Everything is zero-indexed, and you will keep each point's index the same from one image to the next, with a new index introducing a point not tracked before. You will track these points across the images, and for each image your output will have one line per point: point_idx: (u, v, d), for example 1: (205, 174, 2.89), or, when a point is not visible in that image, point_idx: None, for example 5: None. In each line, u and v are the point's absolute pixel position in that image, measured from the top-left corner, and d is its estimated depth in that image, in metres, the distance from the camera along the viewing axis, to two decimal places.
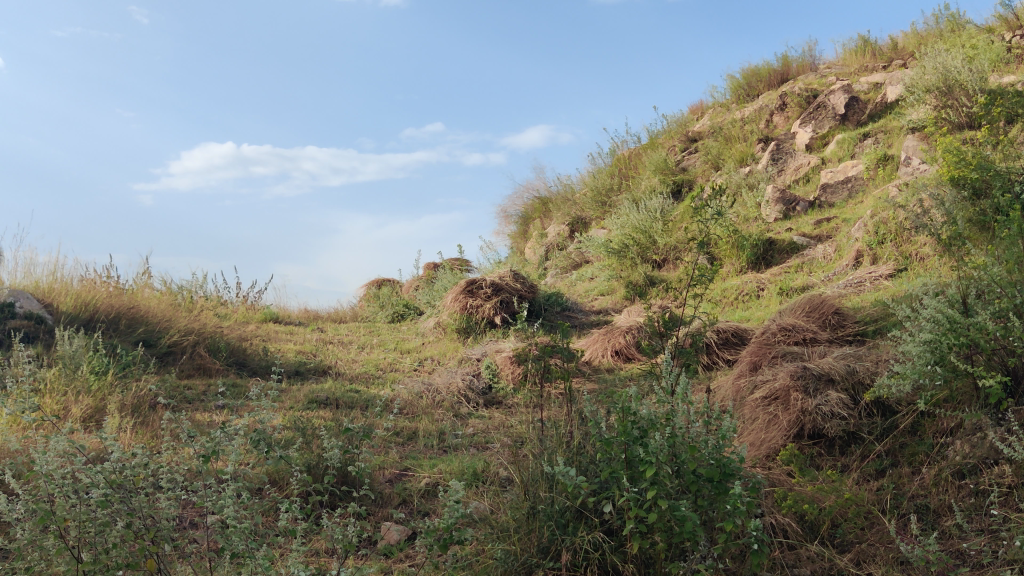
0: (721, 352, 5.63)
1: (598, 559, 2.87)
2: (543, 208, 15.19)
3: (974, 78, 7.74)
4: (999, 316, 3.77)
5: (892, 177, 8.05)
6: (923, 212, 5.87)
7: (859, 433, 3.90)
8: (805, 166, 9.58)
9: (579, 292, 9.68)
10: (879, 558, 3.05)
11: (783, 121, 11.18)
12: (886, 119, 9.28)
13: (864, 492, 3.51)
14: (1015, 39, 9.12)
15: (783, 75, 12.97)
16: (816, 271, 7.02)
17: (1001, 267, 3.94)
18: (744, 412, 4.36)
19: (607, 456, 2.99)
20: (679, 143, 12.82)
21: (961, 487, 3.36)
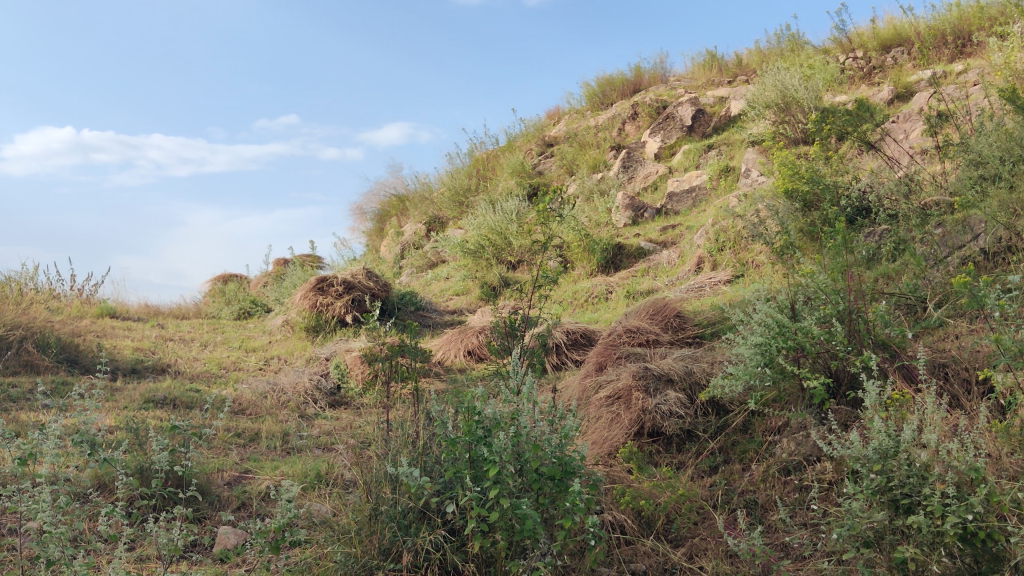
0: (570, 352, 5.72)
1: (439, 559, 2.86)
2: (400, 206, 15.08)
3: (809, 96, 8.18)
4: (824, 321, 4.00)
5: (733, 187, 8.42)
6: (761, 222, 6.15)
7: (695, 431, 4.06)
8: (654, 175, 9.89)
9: (433, 291, 9.66)
10: (710, 551, 3.18)
11: (635, 129, 11.52)
12: (730, 132, 9.69)
13: (697, 489, 3.65)
14: (847, 61, 9.71)
15: (636, 85, 13.36)
16: (660, 276, 7.24)
17: (828, 275, 4.18)
18: (588, 411, 4.45)
19: (452, 457, 2.98)
20: (535, 146, 13.00)
21: (786, 482, 3.54)
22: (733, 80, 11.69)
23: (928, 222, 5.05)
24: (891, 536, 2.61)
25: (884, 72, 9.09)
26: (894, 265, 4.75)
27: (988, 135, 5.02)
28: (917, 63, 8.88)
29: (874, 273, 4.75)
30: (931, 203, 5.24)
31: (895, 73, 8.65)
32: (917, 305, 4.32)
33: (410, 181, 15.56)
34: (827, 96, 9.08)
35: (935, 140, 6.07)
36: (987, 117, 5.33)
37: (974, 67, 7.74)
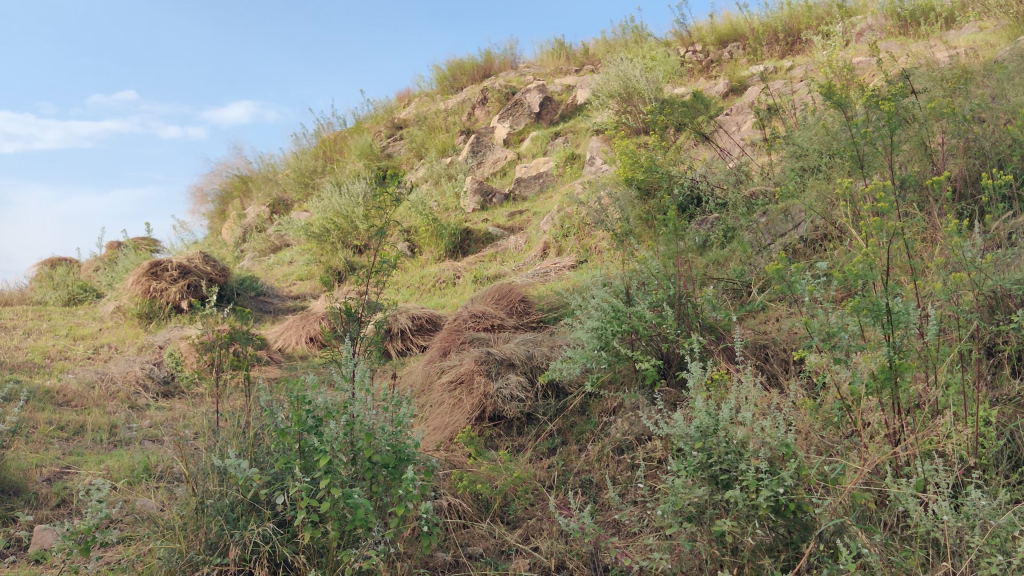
0: (415, 338, 5.64)
1: (268, 552, 2.79)
2: (244, 188, 14.60)
3: (650, 87, 8.41)
4: (655, 306, 4.16)
5: (578, 175, 8.58)
6: (602, 210, 6.28)
7: (535, 414, 4.11)
8: (503, 160, 9.95)
9: (276, 276, 9.41)
10: (545, 531, 3.23)
11: (484, 115, 11.54)
12: (575, 121, 9.86)
13: (534, 470, 3.70)
14: (688, 54, 10.04)
15: (486, 70, 13.42)
16: (507, 261, 7.28)
17: (659, 261, 4.33)
18: (430, 397, 4.44)
19: (282, 447, 2.91)
20: (385, 129, 12.87)
21: (620, 461, 3.64)
22: (580, 69, 11.89)
23: (757, 211, 5.29)
24: (711, 511, 2.71)
25: (721, 65, 9.45)
26: (723, 252, 4.95)
27: (809, 129, 5.31)
28: (751, 59, 9.27)
29: (706, 259, 4.93)
30: (757, 192, 5.56)
31: (730, 66, 9.01)
32: (742, 289, 4.56)
33: (254, 162, 15.09)
34: (667, 87, 9.38)
35: (764, 133, 6.36)
36: (810, 112, 5.62)
37: (802, 63, 8.12)
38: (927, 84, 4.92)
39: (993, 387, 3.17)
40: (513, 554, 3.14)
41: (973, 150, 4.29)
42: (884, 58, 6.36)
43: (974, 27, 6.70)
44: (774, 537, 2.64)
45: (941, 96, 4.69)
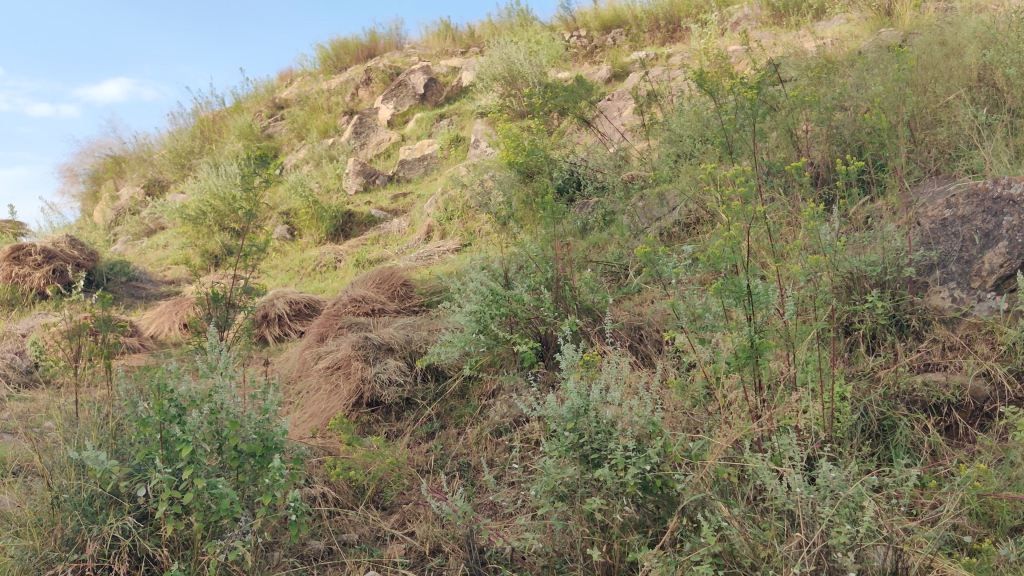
0: (292, 323, 5.50)
1: (128, 546, 2.69)
2: (117, 168, 13.99)
3: (533, 71, 8.42)
4: (534, 289, 4.12)
5: (462, 158, 8.54)
6: (485, 193, 6.26)
7: (414, 399, 4.04)
8: (386, 142, 9.81)
9: (150, 260, 9.07)
10: (420, 516, 3.20)
11: (368, 95, 11.36)
12: (460, 103, 9.79)
13: (411, 455, 3.66)
14: (572, 39, 10.09)
15: (370, 50, 13.20)
16: (390, 245, 7.19)
17: (538, 244, 4.35)
18: (306, 383, 4.35)
19: (143, 437, 2.81)
20: (266, 109, 12.55)
21: (498, 444, 3.64)
22: (465, 51, 11.81)
23: (634, 195, 5.37)
24: (582, 490, 2.72)
25: (604, 51, 9.49)
26: (602, 236, 5.02)
27: (684, 115, 5.41)
28: (632, 45, 9.36)
29: (585, 242, 4.98)
30: (633, 176, 5.64)
31: (613, 52, 9.09)
32: (620, 272, 4.63)
33: (127, 142, 14.48)
34: (551, 71, 9.40)
35: (643, 118, 6.44)
36: (686, 97, 5.71)
37: (682, 50, 8.23)
38: (794, 73, 5.07)
39: (850, 364, 3.30)
40: (388, 540, 3.12)
41: (836, 137, 4.43)
42: (758, 46, 6.52)
43: (843, 18, 6.92)
44: (643, 514, 2.67)
45: (807, 85, 4.84)
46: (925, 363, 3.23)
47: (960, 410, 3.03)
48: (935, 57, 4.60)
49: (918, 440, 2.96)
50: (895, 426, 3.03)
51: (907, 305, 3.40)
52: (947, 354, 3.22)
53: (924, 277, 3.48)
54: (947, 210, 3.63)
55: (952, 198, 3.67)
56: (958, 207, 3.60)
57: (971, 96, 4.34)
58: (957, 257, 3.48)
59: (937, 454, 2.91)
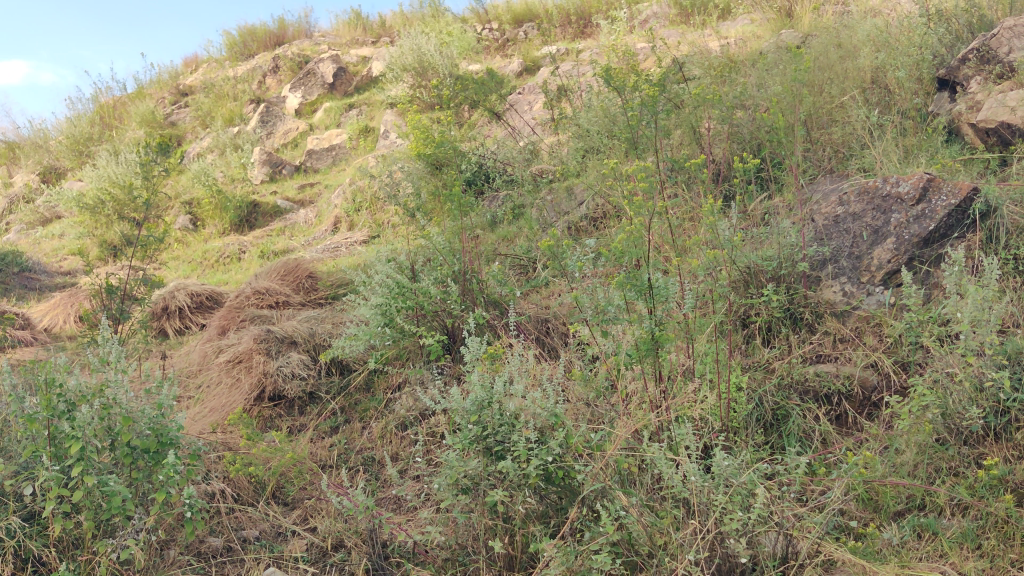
0: (194, 315, 5.37)
1: (14, 547, 2.60)
2: (11, 155, 13.41)
3: (444, 62, 8.37)
4: (441, 282, 4.12)
5: (371, 149, 8.44)
6: (393, 184, 6.21)
7: (317, 392, 4.01)
8: (294, 131, 9.64)
9: (44, 250, 8.73)
10: (322, 512, 3.16)
11: (275, 83, 11.14)
12: (370, 93, 9.67)
13: (313, 450, 3.61)
14: (484, 31, 10.06)
15: (279, 38, 12.95)
16: (296, 236, 7.07)
17: (444, 237, 4.32)
18: (206, 377, 4.25)
19: (30, 433, 2.71)
20: (169, 95, 12.20)
21: (403, 437, 3.62)
22: (376, 41, 11.68)
23: (543, 188, 5.39)
24: (485, 482, 2.68)
25: (516, 44, 9.50)
26: (511, 229, 5.04)
27: (591, 109, 5.45)
28: (543, 39, 9.38)
29: (494, 236, 4.98)
30: (541, 169, 5.65)
31: (524, 46, 9.11)
32: (529, 265, 4.64)
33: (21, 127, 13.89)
34: (462, 63, 9.36)
35: (553, 112, 6.47)
36: (593, 92, 5.75)
37: (592, 45, 8.29)
38: (699, 71, 5.17)
39: (746, 356, 3.40)
40: (289, 535, 3.08)
41: (738, 135, 4.52)
42: (665, 44, 6.62)
43: (747, 18, 7.06)
44: (545, 504, 2.68)
45: (710, 83, 4.93)
46: (817, 354, 3.35)
47: (849, 399, 3.14)
48: (831, 58, 4.73)
49: (810, 428, 3.07)
50: (788, 415, 3.14)
51: (801, 299, 3.51)
52: (838, 346, 3.34)
53: (818, 271, 3.59)
54: (840, 207, 3.76)
55: (844, 196, 3.80)
56: (850, 204, 3.74)
57: (865, 98, 4.50)
58: (848, 252, 3.58)
59: (827, 442, 3.02)
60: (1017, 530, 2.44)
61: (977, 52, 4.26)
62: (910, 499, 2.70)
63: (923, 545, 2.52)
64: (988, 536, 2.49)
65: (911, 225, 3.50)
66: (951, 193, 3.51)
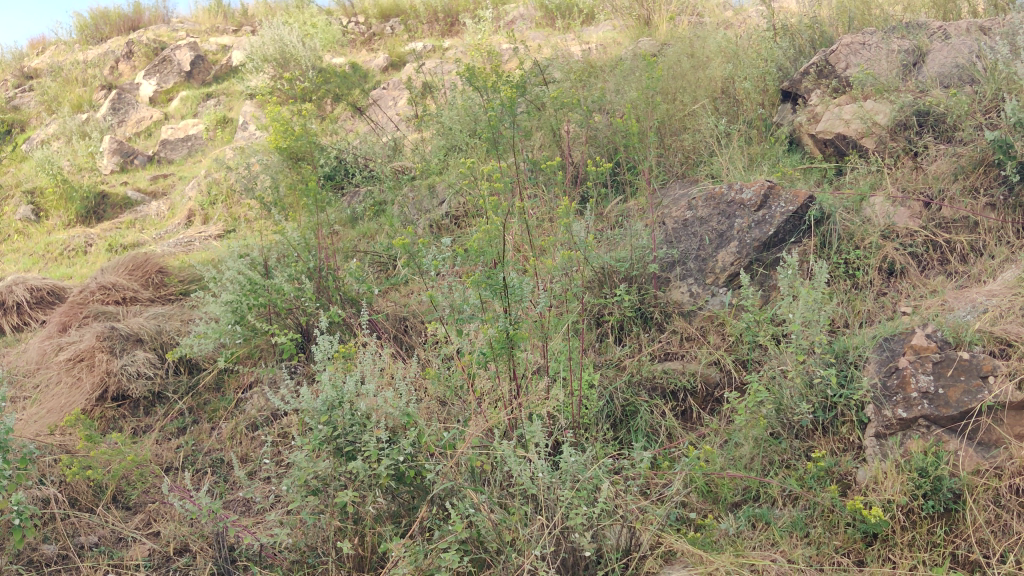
0: (33, 311, 5.08)
1: None
2: None
3: (307, 54, 8.20)
4: (295, 279, 3.98)
5: (229, 140, 8.21)
6: (250, 177, 6.05)
7: (164, 392, 3.87)
8: (148, 120, 9.26)
9: None
10: (166, 516, 3.07)
11: (129, 69, 10.67)
12: (229, 83, 9.38)
13: (158, 452, 3.49)
14: (350, 24, 9.91)
15: (134, 23, 12.42)
16: (147, 229, 6.79)
17: (299, 233, 4.22)
18: (44, 376, 4.03)
19: None
20: (12, 78, 11.50)
21: (254, 438, 3.54)
22: (238, 29, 11.33)
23: (404, 184, 5.36)
24: (335, 483, 2.63)
25: (382, 39, 9.41)
26: (371, 226, 4.99)
27: (453, 107, 5.45)
28: (410, 35, 9.33)
29: (354, 232, 4.93)
30: (401, 166, 5.61)
31: (390, 42, 9.02)
32: (388, 263, 4.61)
33: None
34: (326, 56, 9.20)
35: (416, 110, 6.44)
36: (457, 91, 5.75)
37: (458, 44, 8.30)
38: (559, 75, 5.24)
39: (599, 354, 3.50)
40: (129, 541, 2.98)
41: (595, 139, 4.61)
42: (528, 46, 6.69)
43: (609, 24, 7.23)
44: (396, 504, 2.67)
45: (569, 87, 5.02)
46: (665, 352, 3.48)
47: (694, 395, 3.28)
48: (684, 67, 4.89)
49: (656, 424, 3.19)
50: (636, 412, 3.24)
51: (651, 299, 3.63)
52: (684, 344, 3.47)
53: (667, 272, 3.72)
54: (688, 211, 3.91)
55: (693, 200, 3.94)
56: (698, 209, 3.88)
57: (715, 107, 4.68)
58: (695, 255, 3.72)
59: (672, 437, 3.14)
60: (841, 518, 2.60)
61: (817, 67, 4.50)
62: (746, 491, 2.83)
63: (757, 535, 2.64)
64: (815, 524, 2.64)
65: (753, 230, 3.66)
66: (789, 200, 3.68)
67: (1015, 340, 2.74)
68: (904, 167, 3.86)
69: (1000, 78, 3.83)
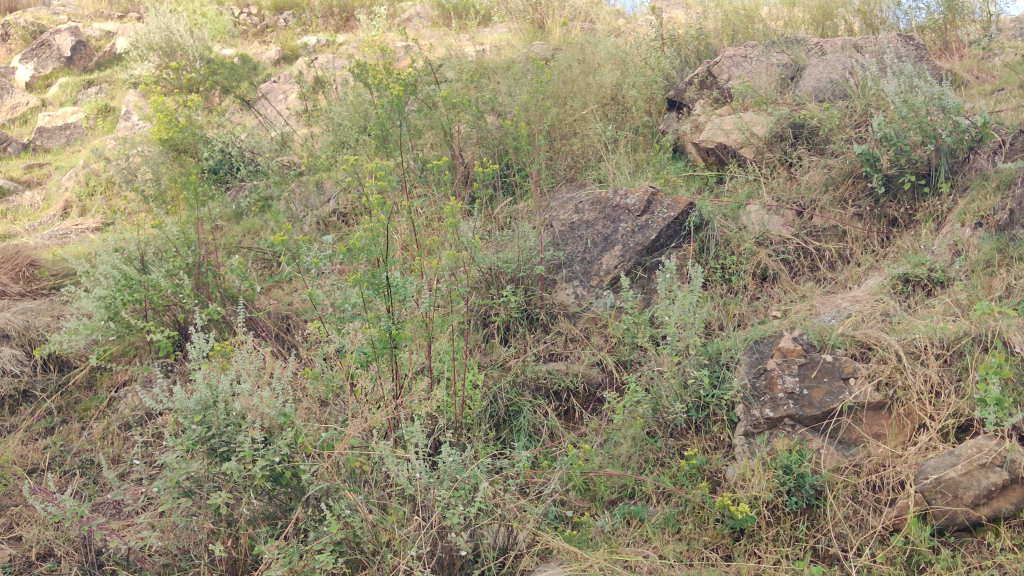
0: None
1: None
2: None
3: (195, 44, 7.98)
4: (173, 274, 3.87)
5: (110, 130, 7.91)
6: (131, 168, 5.86)
7: (31, 391, 3.72)
8: (23, 106, 8.83)
9: None
10: (28, 520, 2.95)
11: (4, 53, 10.17)
12: (113, 70, 9.05)
13: (23, 453, 3.35)
14: (242, 15, 9.69)
15: (11, 5, 11.86)
16: (19, 220, 6.49)
17: (178, 226, 4.09)
18: None
19: None
20: None
21: (127, 438, 3.44)
22: (123, 16, 10.94)
23: (291, 180, 5.27)
24: (209, 484, 2.56)
25: (274, 31, 9.22)
26: (256, 222, 4.91)
27: (344, 103, 5.39)
28: (303, 29, 9.17)
29: (238, 228, 4.83)
30: (289, 161, 5.51)
31: (283, 35, 8.86)
32: (273, 260, 4.53)
33: None
34: (216, 47, 8.97)
35: (307, 104, 6.35)
36: (348, 86, 5.68)
37: (353, 40, 8.21)
38: (451, 74, 5.24)
39: (485, 354, 3.52)
40: None
41: (484, 140, 4.62)
42: (422, 46, 6.68)
43: (504, 26, 7.27)
44: (273, 505, 2.63)
45: (460, 87, 5.03)
46: (549, 353, 3.53)
47: (576, 395, 3.34)
48: (574, 72, 4.97)
49: (539, 423, 3.23)
50: (520, 411, 3.28)
51: (537, 300, 3.67)
52: (568, 345, 3.53)
53: (553, 274, 3.77)
54: (575, 215, 3.97)
55: (580, 204, 4.01)
56: (584, 212, 3.95)
57: (603, 113, 4.77)
58: (580, 258, 3.79)
59: (554, 436, 3.19)
60: (711, 515, 2.69)
61: (699, 78, 4.65)
62: (622, 488, 2.89)
63: (632, 531, 2.71)
64: (686, 521, 2.72)
65: (636, 234, 3.74)
66: (670, 206, 3.78)
67: (874, 344, 2.89)
68: (780, 177, 4.02)
69: (870, 94, 4.04)
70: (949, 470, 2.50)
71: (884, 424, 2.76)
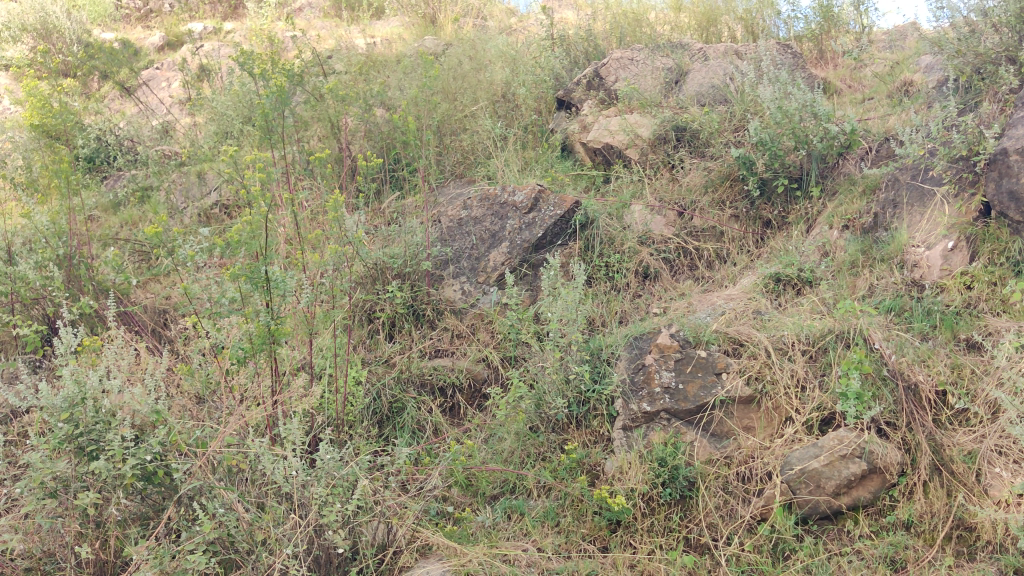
0: None
1: None
2: None
3: (72, 27, 7.67)
4: (42, 266, 3.72)
5: None
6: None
7: None
8: None
9: None
10: None
11: None
12: None
13: None
14: None
15: None
16: None
17: (48, 216, 3.93)
18: None
19: None
20: None
21: None
22: None
23: (171, 170, 5.11)
24: (77, 485, 2.46)
25: (159, 16, 8.94)
26: (135, 213, 4.76)
27: (228, 92, 5.27)
28: (190, 15, 8.92)
29: (115, 220, 4.68)
30: (170, 151, 5.35)
31: (168, 20, 8.60)
32: (151, 252, 4.40)
33: None
34: (95, 30, 8.64)
35: (190, 92, 6.18)
36: (233, 75, 5.56)
37: (241, 28, 8.03)
38: (340, 66, 5.18)
39: (370, 350, 3.50)
40: None
41: (372, 134, 4.59)
42: (312, 36, 6.58)
43: (396, 20, 7.23)
44: (145, 506, 2.56)
45: (348, 79, 4.98)
46: (435, 349, 3.53)
47: (461, 391, 3.36)
48: (464, 68, 4.97)
49: (422, 419, 3.24)
50: (403, 408, 3.28)
51: (424, 296, 3.66)
52: (454, 341, 3.54)
53: (440, 270, 3.78)
54: (463, 211, 3.98)
55: (467, 200, 4.03)
56: (472, 209, 3.97)
57: (493, 110, 4.80)
58: (467, 254, 3.81)
59: (437, 432, 3.21)
60: (588, 507, 2.75)
61: (587, 79, 4.74)
62: (504, 483, 2.92)
63: (511, 526, 2.74)
64: (564, 514, 2.77)
65: (523, 232, 3.79)
66: (557, 204, 3.84)
67: (746, 340, 3.00)
68: (663, 178, 4.13)
69: (748, 100, 4.15)
70: (812, 461, 2.62)
71: (753, 417, 2.87)
